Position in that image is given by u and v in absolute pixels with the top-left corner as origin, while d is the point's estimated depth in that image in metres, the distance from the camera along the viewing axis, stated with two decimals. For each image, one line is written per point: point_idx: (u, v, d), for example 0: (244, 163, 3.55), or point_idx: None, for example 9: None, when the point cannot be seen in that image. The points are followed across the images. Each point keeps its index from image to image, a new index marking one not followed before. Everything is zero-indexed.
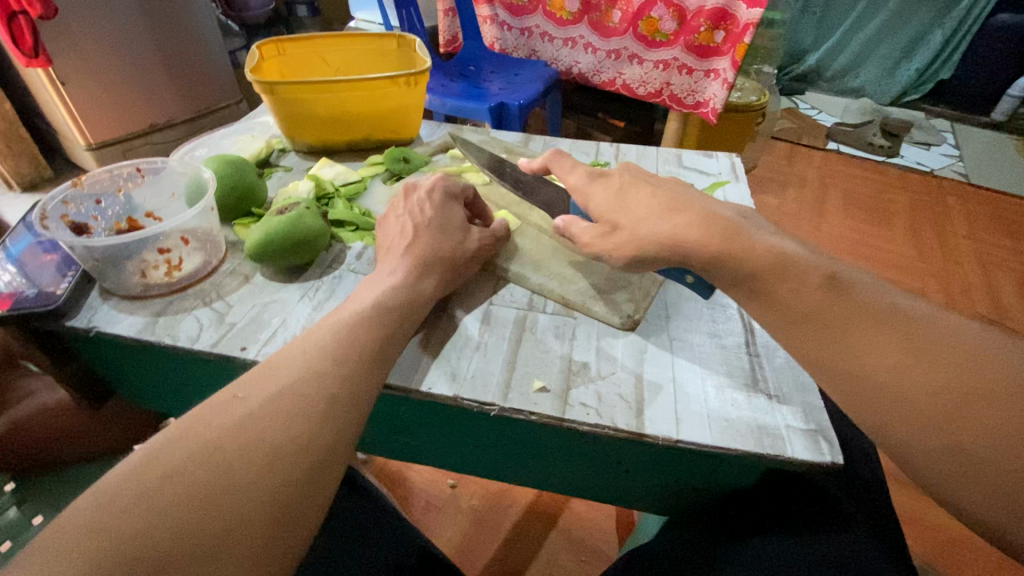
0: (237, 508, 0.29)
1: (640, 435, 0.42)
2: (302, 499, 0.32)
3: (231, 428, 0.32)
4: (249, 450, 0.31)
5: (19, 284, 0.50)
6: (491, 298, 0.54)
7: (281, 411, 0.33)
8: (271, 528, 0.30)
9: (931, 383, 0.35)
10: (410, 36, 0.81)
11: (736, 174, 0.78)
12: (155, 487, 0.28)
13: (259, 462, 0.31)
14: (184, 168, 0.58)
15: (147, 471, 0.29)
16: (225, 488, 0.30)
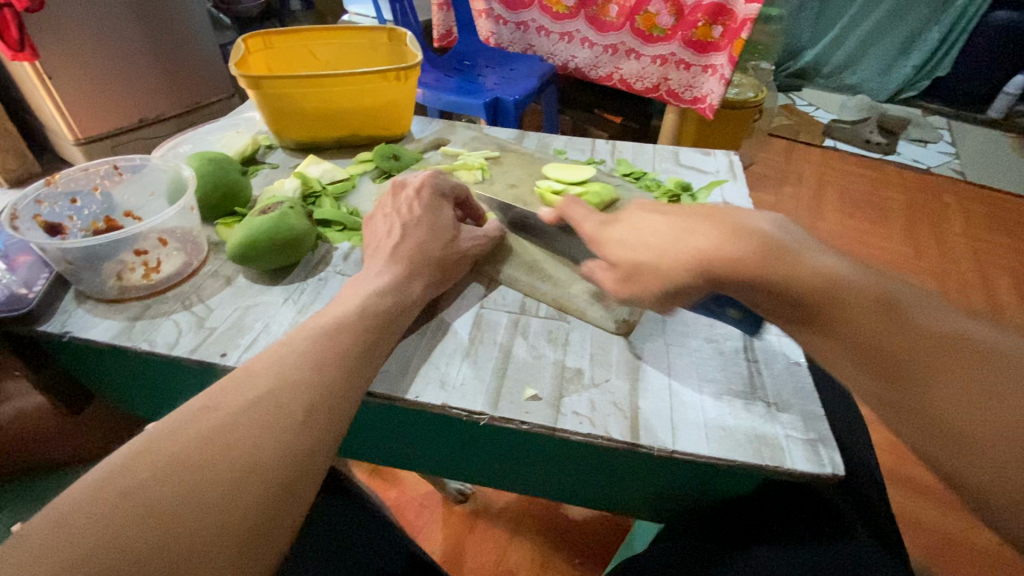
0: (205, 527, 0.28)
1: (635, 446, 0.41)
2: (274, 517, 0.30)
3: (202, 440, 0.30)
4: (219, 466, 0.29)
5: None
6: (481, 301, 0.53)
7: (256, 423, 0.32)
8: (240, 551, 0.28)
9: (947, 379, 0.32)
10: (401, 29, 0.79)
11: (734, 172, 0.76)
12: (115, 506, 0.26)
13: (230, 477, 0.29)
14: (165, 167, 0.56)
15: (108, 488, 0.27)
16: (191, 507, 0.28)
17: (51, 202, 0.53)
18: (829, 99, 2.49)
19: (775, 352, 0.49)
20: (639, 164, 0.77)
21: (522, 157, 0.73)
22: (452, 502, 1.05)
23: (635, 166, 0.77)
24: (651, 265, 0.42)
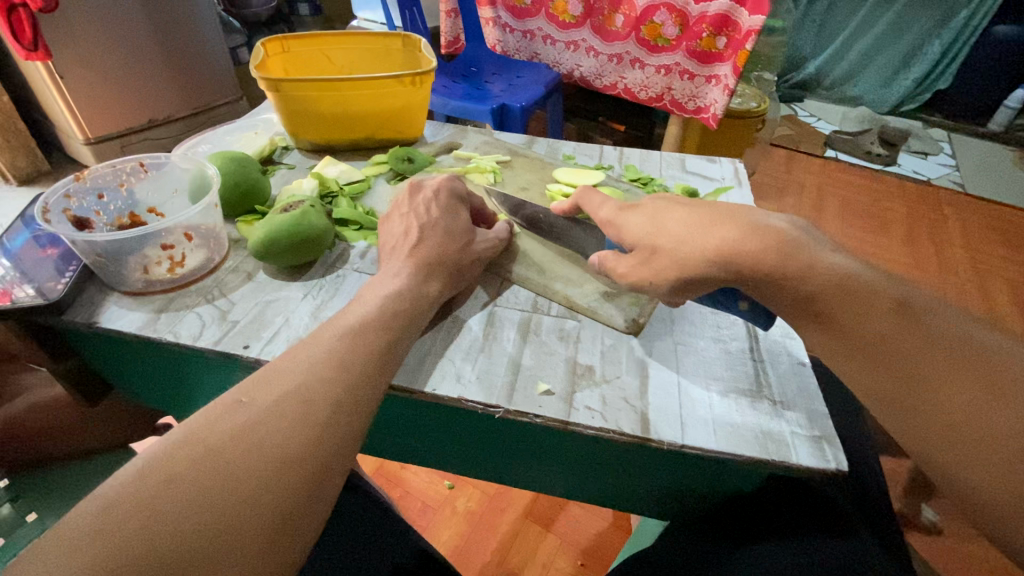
0: (240, 512, 0.29)
1: (645, 440, 0.42)
2: (301, 507, 0.31)
3: (234, 432, 0.31)
4: (251, 456, 0.31)
5: (14, 281, 0.49)
6: (494, 300, 0.54)
7: (284, 416, 0.33)
8: (269, 539, 0.29)
9: (956, 373, 0.37)
10: (415, 36, 0.81)
11: (739, 179, 0.78)
12: (155, 492, 0.28)
13: (263, 465, 0.31)
14: (188, 165, 0.58)
15: (148, 476, 0.28)
16: (226, 494, 0.29)
17: (80, 197, 0.54)
18: (830, 111, 2.51)
19: (779, 353, 0.50)
20: (646, 170, 0.79)
21: (532, 161, 0.75)
22: (455, 502, 1.06)
23: (642, 172, 0.79)
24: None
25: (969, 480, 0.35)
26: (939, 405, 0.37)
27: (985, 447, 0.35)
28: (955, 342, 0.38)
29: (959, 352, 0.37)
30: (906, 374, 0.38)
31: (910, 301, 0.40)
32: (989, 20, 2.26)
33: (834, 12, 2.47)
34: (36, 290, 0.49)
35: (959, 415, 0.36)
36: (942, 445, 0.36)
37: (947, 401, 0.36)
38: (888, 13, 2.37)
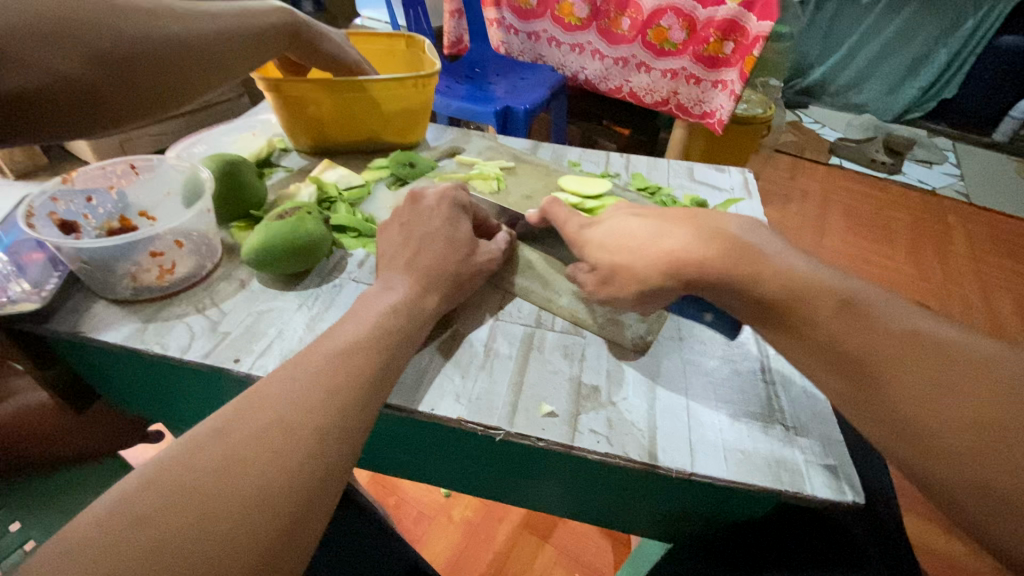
0: (217, 555, 0.27)
1: (653, 467, 0.40)
2: (284, 548, 0.29)
3: (216, 466, 0.29)
4: (232, 493, 0.29)
5: (9, 277, 0.49)
6: (496, 314, 0.52)
7: (268, 448, 0.31)
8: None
9: (936, 387, 0.32)
10: (419, 37, 0.79)
11: (748, 190, 0.76)
12: (128, 535, 0.26)
13: (243, 502, 0.29)
14: (182, 167, 0.56)
15: (121, 516, 0.26)
16: (205, 535, 0.27)
17: (67, 200, 0.52)
18: (836, 117, 2.50)
19: (792, 375, 0.48)
20: (653, 179, 0.77)
21: (537, 168, 0.73)
22: (451, 510, 1.04)
23: (650, 181, 0.77)
24: (667, 287, 0.41)
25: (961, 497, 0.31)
26: (920, 424, 0.32)
27: (969, 467, 0.30)
28: (930, 347, 0.34)
29: (943, 359, 0.33)
30: (883, 394, 0.34)
31: (902, 321, 0.36)
32: (996, 29, 2.24)
33: (841, 18, 2.46)
34: (31, 283, 0.49)
35: (942, 428, 0.32)
36: (930, 465, 0.32)
37: (928, 420, 0.32)
38: (895, 20, 2.36)
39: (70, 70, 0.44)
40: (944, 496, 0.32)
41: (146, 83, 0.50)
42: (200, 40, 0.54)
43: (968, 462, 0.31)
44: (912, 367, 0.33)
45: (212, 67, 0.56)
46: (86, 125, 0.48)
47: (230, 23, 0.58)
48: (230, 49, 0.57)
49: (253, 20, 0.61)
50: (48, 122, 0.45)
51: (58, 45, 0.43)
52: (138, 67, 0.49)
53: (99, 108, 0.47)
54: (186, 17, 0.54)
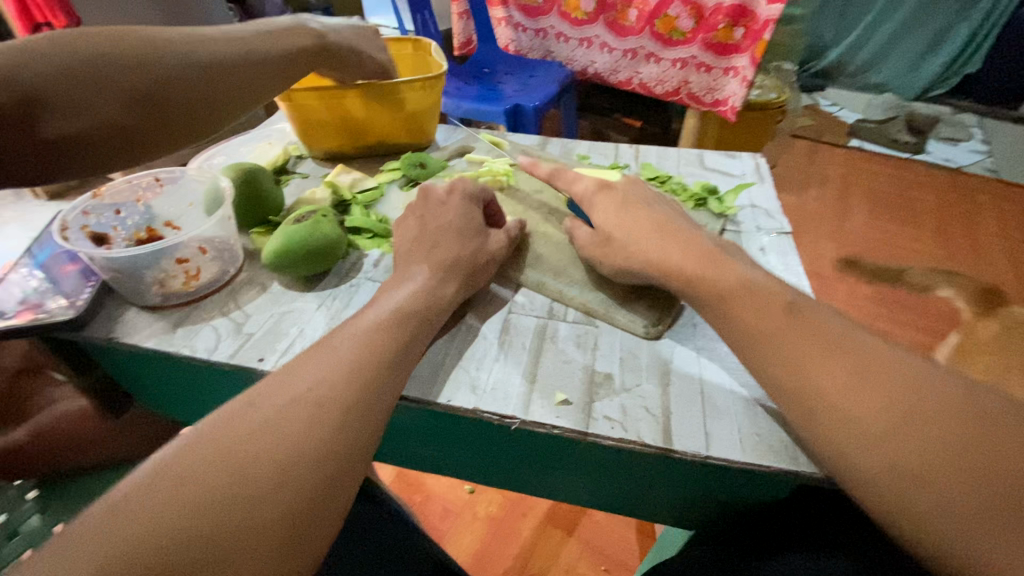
0: (248, 516, 0.29)
1: (668, 452, 0.41)
2: (306, 519, 0.30)
3: (248, 436, 0.31)
4: (259, 461, 0.30)
5: (45, 292, 0.52)
6: (509, 307, 0.53)
7: (297, 421, 0.33)
8: (275, 551, 0.29)
9: (871, 393, 0.35)
10: (425, 40, 0.81)
11: (760, 175, 0.76)
12: (165, 495, 0.28)
13: (271, 469, 0.30)
14: (203, 177, 0.58)
15: (159, 480, 0.29)
16: (234, 500, 0.29)
17: (98, 213, 0.55)
18: (854, 99, 2.44)
19: None
20: (663, 168, 0.77)
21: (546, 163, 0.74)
22: (475, 507, 1.06)
23: (660, 170, 0.77)
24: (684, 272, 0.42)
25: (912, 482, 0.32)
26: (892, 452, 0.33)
27: (909, 451, 0.32)
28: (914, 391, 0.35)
29: None
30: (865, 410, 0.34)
31: None
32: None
33: None
34: (66, 297, 0.51)
35: (871, 418, 0.34)
36: (867, 463, 0.33)
37: (869, 420, 0.34)
38: None
39: (104, 113, 0.49)
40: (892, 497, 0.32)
41: (186, 112, 0.54)
42: (240, 62, 0.57)
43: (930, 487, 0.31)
44: (872, 384, 0.35)
45: (244, 87, 0.57)
46: (132, 156, 0.53)
47: (260, 44, 0.60)
48: (271, 69, 0.60)
49: (285, 38, 0.62)
50: (96, 162, 0.51)
51: (93, 89, 0.48)
52: (176, 101, 0.53)
53: (140, 141, 0.52)
54: (218, 45, 0.56)
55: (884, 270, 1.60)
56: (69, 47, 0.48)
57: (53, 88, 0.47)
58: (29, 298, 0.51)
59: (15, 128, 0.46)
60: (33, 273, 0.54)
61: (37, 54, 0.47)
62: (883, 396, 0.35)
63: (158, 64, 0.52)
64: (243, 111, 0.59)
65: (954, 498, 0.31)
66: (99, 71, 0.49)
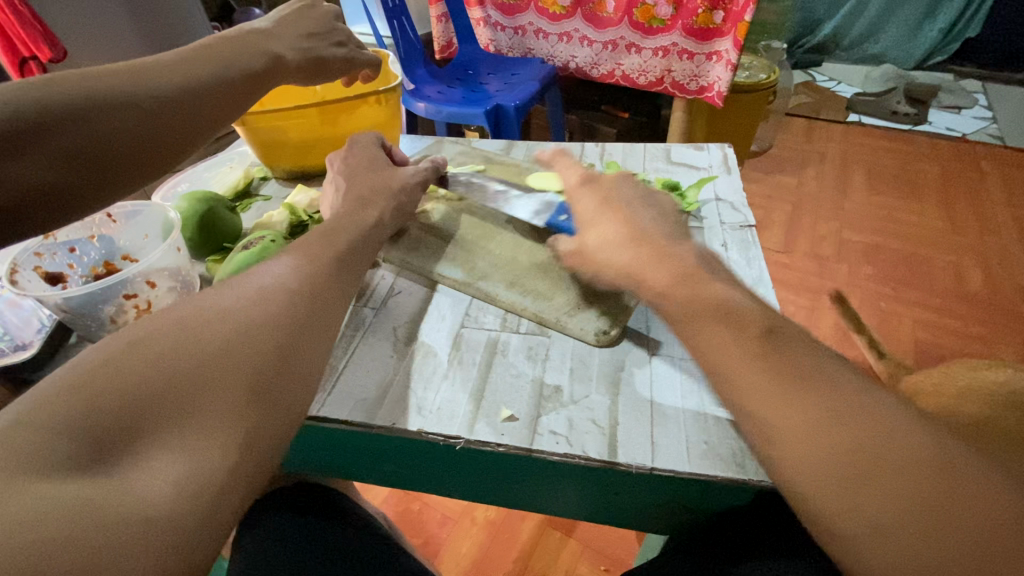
0: (191, 392, 0.29)
1: (613, 465, 0.40)
2: (269, 378, 0.32)
3: (178, 342, 0.31)
4: (197, 349, 0.30)
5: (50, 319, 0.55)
6: (461, 322, 0.52)
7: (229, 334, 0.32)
8: (244, 402, 0.30)
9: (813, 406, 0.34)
10: (384, 51, 0.81)
11: (727, 166, 0.74)
12: (97, 377, 0.27)
13: (207, 356, 0.30)
14: (158, 209, 0.59)
15: (87, 370, 0.28)
16: (198, 360, 0.30)
17: (51, 253, 0.55)
18: (851, 72, 2.39)
19: None
20: (628, 166, 0.76)
21: (507, 169, 0.74)
22: (473, 512, 1.06)
23: (625, 168, 0.75)
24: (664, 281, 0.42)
25: (854, 508, 0.31)
26: (835, 503, 0.31)
27: (853, 475, 0.31)
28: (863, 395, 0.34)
29: None
30: (806, 436, 0.33)
31: None
32: None
33: None
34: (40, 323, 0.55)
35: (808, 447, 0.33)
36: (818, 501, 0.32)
37: (811, 444, 0.33)
38: None
39: (28, 176, 0.44)
40: (836, 526, 0.32)
41: (132, 154, 0.50)
42: (187, 93, 0.53)
43: (876, 512, 0.30)
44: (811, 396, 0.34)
45: (185, 127, 0.53)
46: (70, 214, 0.48)
47: (199, 75, 0.54)
48: (225, 94, 0.56)
49: (228, 63, 0.56)
50: (36, 223, 0.46)
51: (15, 153, 0.43)
52: (120, 147, 0.49)
53: (77, 201, 0.48)
54: (149, 83, 0.51)
55: (886, 247, 1.57)
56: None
57: None
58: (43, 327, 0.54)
59: None
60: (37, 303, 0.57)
61: None
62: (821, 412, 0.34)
63: (81, 115, 0.47)
64: (186, 152, 0.54)
65: (893, 523, 0.30)
66: (28, 126, 0.44)
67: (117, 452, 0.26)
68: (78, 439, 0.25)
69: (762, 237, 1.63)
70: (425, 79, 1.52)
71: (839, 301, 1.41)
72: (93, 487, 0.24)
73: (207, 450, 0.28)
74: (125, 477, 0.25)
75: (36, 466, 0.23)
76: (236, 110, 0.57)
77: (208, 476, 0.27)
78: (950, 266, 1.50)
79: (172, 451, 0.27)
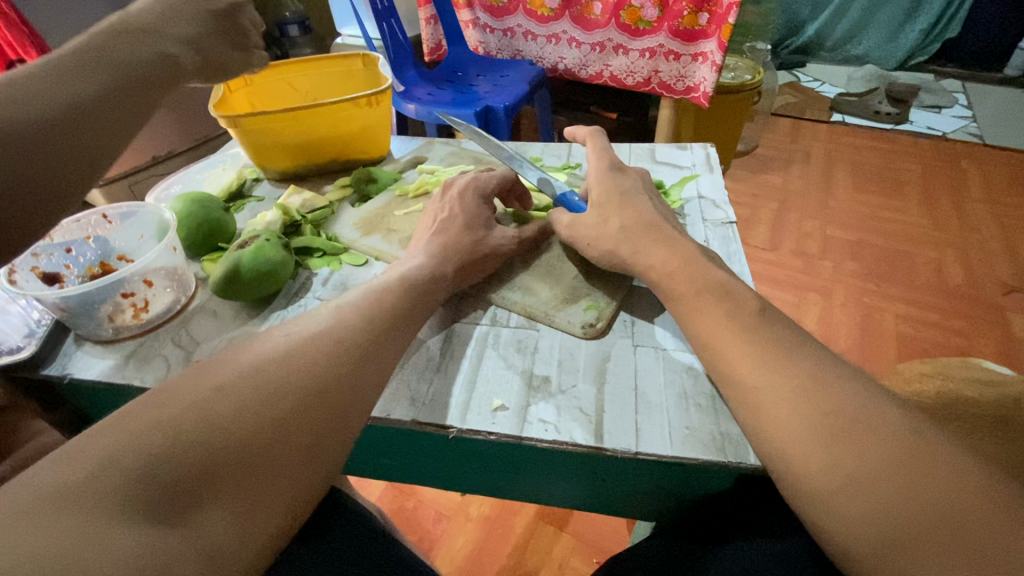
0: (270, 433, 0.33)
1: (599, 450, 0.42)
2: (320, 439, 0.35)
3: (261, 377, 0.35)
4: (282, 392, 0.34)
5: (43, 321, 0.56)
6: (454, 317, 0.54)
7: (302, 371, 0.36)
8: (290, 465, 0.33)
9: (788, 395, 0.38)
10: (374, 54, 0.82)
11: (711, 165, 0.76)
12: (190, 416, 0.31)
13: (291, 399, 0.35)
14: (152, 210, 0.60)
15: (182, 408, 0.31)
16: (267, 412, 0.33)
17: (47, 254, 0.56)
18: (835, 73, 2.44)
19: None
20: None
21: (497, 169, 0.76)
22: (468, 508, 1.07)
23: None
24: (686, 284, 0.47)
25: (831, 491, 0.34)
26: (809, 460, 0.35)
27: (841, 463, 0.34)
28: (821, 387, 0.37)
29: None
30: (787, 419, 0.37)
31: None
32: None
33: None
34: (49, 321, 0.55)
35: (789, 436, 0.37)
36: (809, 496, 0.35)
37: (792, 429, 0.37)
38: None
39: None
40: (814, 507, 0.35)
41: (17, 189, 0.44)
42: (71, 111, 0.47)
43: (860, 498, 0.33)
44: (782, 384, 0.38)
45: (67, 158, 0.47)
46: None
47: (70, 93, 0.47)
48: (117, 103, 0.50)
49: (107, 75, 0.50)
50: None
51: None
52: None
53: None
54: (7, 110, 0.44)
55: (870, 244, 1.60)
56: None
57: None
58: (33, 330, 0.55)
59: None
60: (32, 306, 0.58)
61: None
62: (802, 403, 0.37)
63: None
64: (80, 179, 0.48)
65: (867, 504, 0.33)
66: None
67: (201, 484, 0.29)
68: (160, 485, 0.28)
69: (749, 235, 1.66)
70: (415, 81, 1.53)
71: (824, 298, 1.44)
72: (159, 535, 0.27)
73: (254, 515, 0.30)
74: (191, 525, 0.28)
75: (117, 505, 0.26)
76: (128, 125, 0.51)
77: (257, 528, 0.30)
78: (932, 262, 1.54)
79: (248, 488, 0.31)
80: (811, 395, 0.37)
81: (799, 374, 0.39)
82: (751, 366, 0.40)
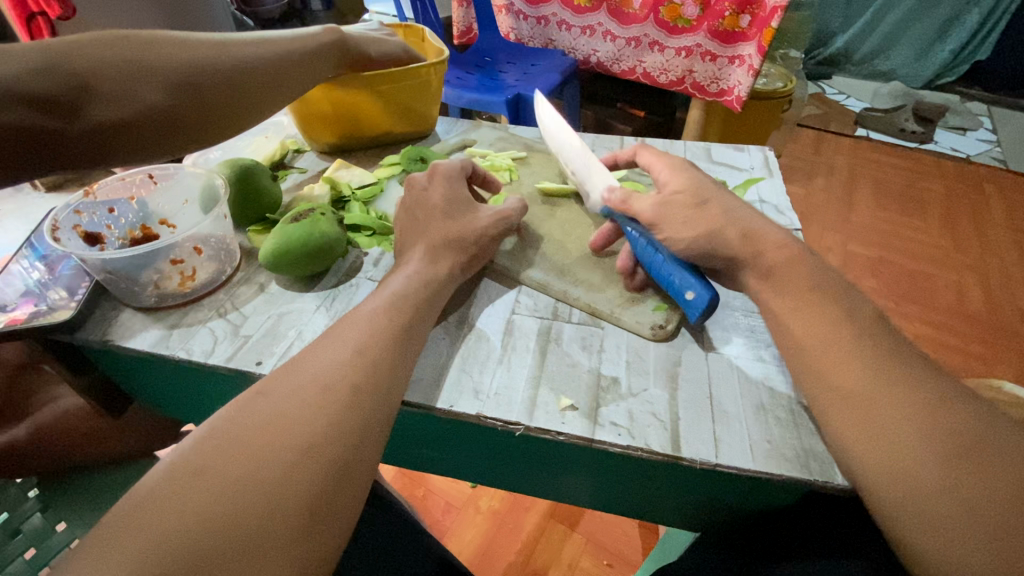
0: (268, 494, 0.30)
1: (677, 459, 0.40)
2: (333, 477, 0.33)
3: (263, 425, 0.33)
4: (280, 448, 0.32)
5: (47, 287, 0.52)
6: (511, 308, 0.52)
7: (303, 409, 0.35)
8: (301, 525, 0.31)
9: (879, 423, 0.35)
10: (417, 25, 0.79)
11: (770, 169, 0.74)
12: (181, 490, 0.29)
13: (292, 453, 0.32)
14: (198, 174, 0.57)
15: (178, 473, 0.30)
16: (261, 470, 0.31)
17: (90, 212, 0.54)
18: (861, 87, 2.41)
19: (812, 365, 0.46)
20: None
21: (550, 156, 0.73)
22: (478, 501, 1.05)
23: None
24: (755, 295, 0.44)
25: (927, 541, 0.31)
26: (903, 492, 0.33)
27: (943, 505, 0.31)
28: (912, 407, 0.35)
29: None
30: (885, 449, 0.34)
31: None
32: None
33: None
34: (66, 289, 0.52)
35: (883, 468, 0.34)
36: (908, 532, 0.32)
37: (883, 459, 0.34)
38: None
39: (140, 100, 0.50)
40: (906, 540, 0.33)
41: (224, 100, 0.55)
42: (276, 58, 0.59)
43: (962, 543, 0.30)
44: (874, 409, 0.36)
45: (256, 88, 0.57)
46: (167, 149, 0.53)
47: (270, 50, 0.59)
48: (305, 58, 0.62)
49: (304, 38, 0.63)
50: (135, 149, 0.51)
51: (130, 83, 0.49)
52: (215, 92, 0.54)
53: (169, 135, 0.52)
54: (222, 49, 0.56)
55: (890, 262, 1.58)
56: (109, 43, 0.50)
57: (98, 79, 0.48)
58: (34, 291, 0.51)
59: (63, 116, 0.46)
60: (35, 264, 0.54)
61: (83, 45, 0.49)
62: (892, 432, 0.35)
63: (193, 65, 0.53)
64: (266, 107, 0.59)
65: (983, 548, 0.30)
66: (141, 65, 0.50)
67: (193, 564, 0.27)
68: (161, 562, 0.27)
69: None
70: None
71: None
72: None
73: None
74: None
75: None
76: (272, 99, 0.59)
77: None
78: (951, 284, 1.52)
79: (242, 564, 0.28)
80: (901, 422, 0.35)
81: (891, 394, 0.36)
82: (834, 380, 0.38)
